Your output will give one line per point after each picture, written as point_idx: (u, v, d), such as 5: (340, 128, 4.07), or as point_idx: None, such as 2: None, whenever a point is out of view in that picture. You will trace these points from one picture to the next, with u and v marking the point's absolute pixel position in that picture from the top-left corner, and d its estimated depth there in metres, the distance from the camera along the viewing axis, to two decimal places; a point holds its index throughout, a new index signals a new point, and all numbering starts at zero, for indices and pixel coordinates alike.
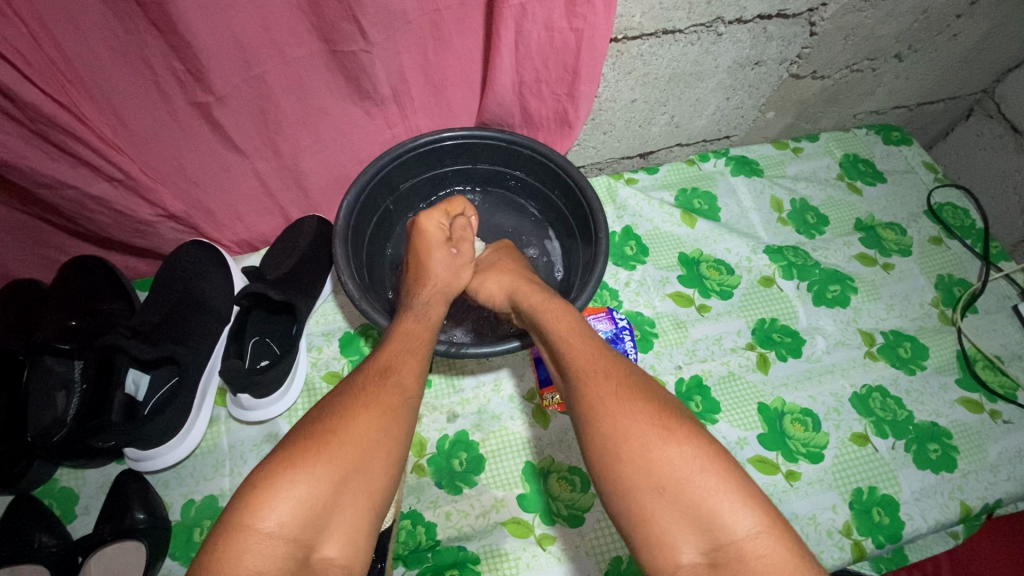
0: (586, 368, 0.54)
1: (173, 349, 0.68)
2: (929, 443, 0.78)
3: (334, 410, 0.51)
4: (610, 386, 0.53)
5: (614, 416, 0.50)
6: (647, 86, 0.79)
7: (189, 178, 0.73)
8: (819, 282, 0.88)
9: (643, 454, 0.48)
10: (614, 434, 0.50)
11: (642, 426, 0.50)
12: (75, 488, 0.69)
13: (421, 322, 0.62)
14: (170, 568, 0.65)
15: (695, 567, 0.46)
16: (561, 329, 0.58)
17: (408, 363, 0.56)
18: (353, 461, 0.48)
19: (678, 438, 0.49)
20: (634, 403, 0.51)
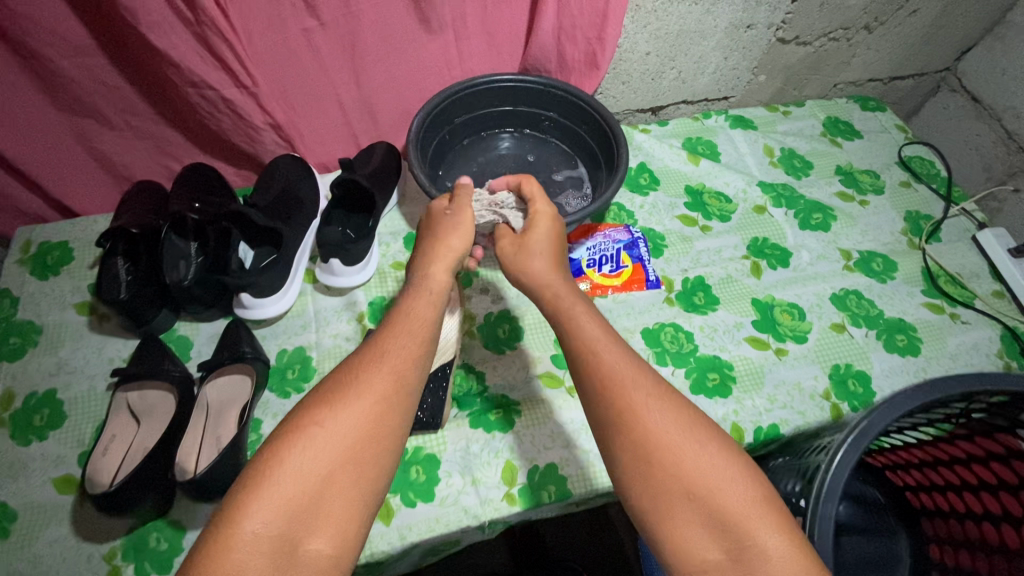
0: (615, 379, 0.56)
1: (277, 224, 0.83)
2: (896, 334, 0.92)
3: (321, 399, 0.52)
4: (643, 394, 0.55)
5: (647, 424, 0.53)
6: (659, 39, 0.98)
7: (292, 98, 0.92)
8: (804, 210, 1.04)
9: (674, 460, 0.51)
10: (648, 441, 0.52)
11: (675, 435, 0.52)
12: (190, 337, 0.85)
13: (425, 302, 0.63)
14: (269, 398, 0.80)
15: (719, 565, 0.48)
16: (586, 333, 0.60)
17: (401, 350, 0.57)
18: (348, 451, 0.50)
19: (716, 445, 0.52)
20: (667, 409, 0.54)
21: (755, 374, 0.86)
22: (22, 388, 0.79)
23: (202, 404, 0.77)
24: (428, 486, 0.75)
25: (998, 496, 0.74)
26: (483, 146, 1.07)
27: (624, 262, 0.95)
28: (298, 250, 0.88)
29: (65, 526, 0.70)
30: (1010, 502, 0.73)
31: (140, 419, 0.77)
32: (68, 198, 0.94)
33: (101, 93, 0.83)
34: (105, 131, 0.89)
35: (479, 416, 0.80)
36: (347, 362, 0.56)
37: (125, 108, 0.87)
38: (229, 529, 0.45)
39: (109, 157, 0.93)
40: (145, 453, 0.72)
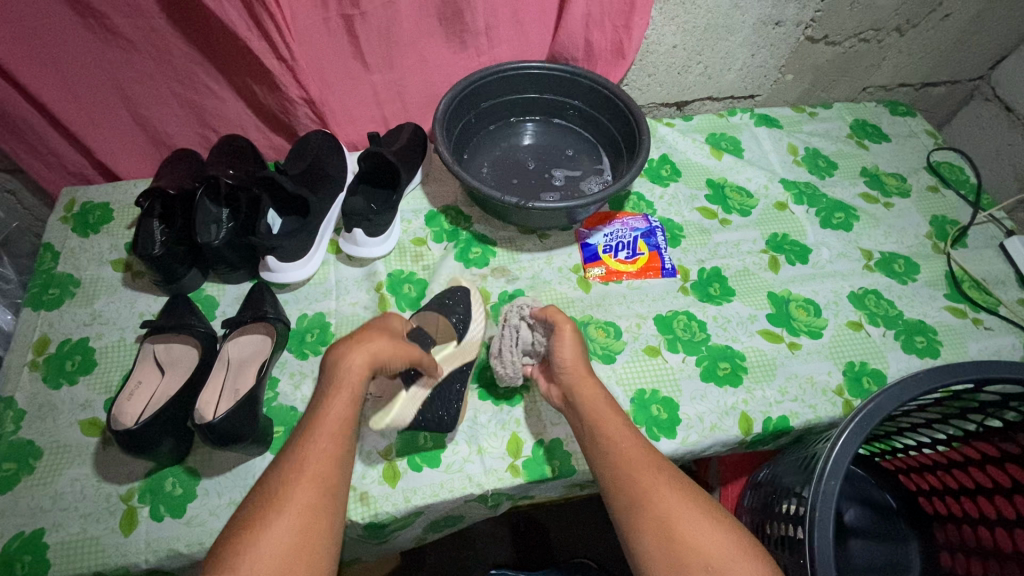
0: (635, 461, 0.63)
1: (304, 192, 0.87)
2: (915, 336, 0.90)
3: (259, 515, 0.54)
4: (661, 477, 0.61)
5: (666, 502, 0.59)
6: (686, 33, 0.99)
7: (326, 75, 0.95)
8: (826, 209, 1.04)
9: (692, 539, 0.56)
10: (668, 518, 0.58)
11: (689, 516, 0.58)
12: (216, 297, 0.88)
13: (346, 401, 0.62)
14: (286, 359, 0.83)
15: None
16: (610, 424, 0.66)
17: (330, 451, 0.59)
18: (289, 555, 0.52)
19: (722, 523, 0.58)
20: (677, 488, 0.60)
21: (767, 365, 0.86)
22: (57, 335, 0.84)
23: (223, 358, 0.80)
24: (435, 454, 0.76)
25: (1012, 500, 0.72)
26: (508, 131, 1.09)
27: (641, 250, 0.96)
28: (324, 220, 0.91)
29: (86, 466, 0.73)
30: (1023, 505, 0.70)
31: (164, 368, 0.80)
32: (112, 162, 0.99)
33: (150, 61, 0.88)
34: (151, 98, 0.94)
35: (488, 390, 0.81)
36: (271, 474, 0.58)
37: (170, 76, 0.91)
38: None
39: (152, 124, 0.97)
40: (166, 400, 0.75)
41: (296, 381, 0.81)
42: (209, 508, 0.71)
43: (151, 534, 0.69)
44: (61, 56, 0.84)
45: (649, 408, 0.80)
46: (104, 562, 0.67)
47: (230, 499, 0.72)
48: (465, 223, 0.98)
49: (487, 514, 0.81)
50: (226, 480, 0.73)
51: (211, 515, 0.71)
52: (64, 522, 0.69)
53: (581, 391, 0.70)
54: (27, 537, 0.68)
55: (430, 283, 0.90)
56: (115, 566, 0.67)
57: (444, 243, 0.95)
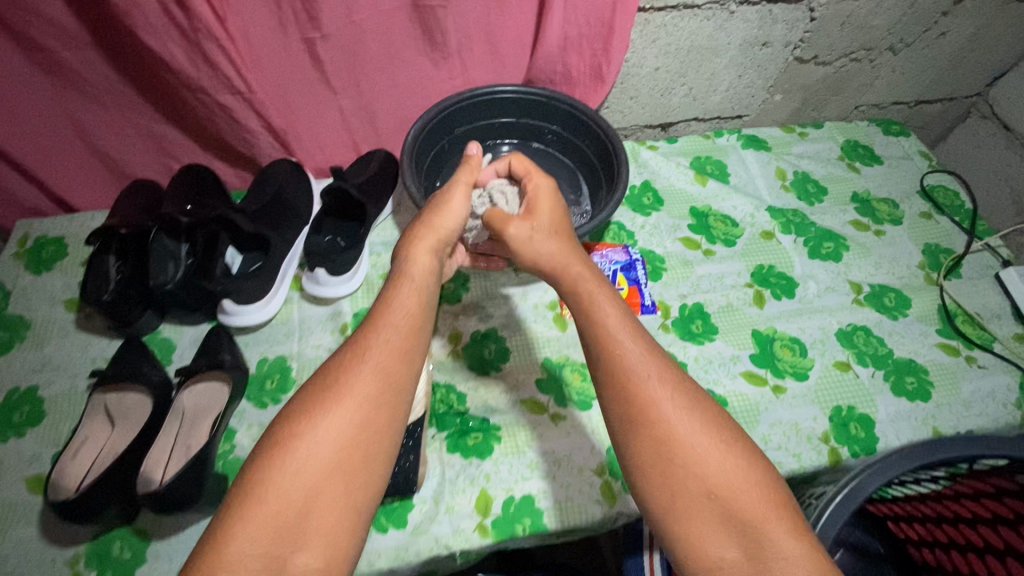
0: (639, 380, 0.57)
1: (266, 231, 0.83)
2: (906, 377, 0.87)
3: (296, 415, 0.54)
4: (663, 389, 0.57)
5: (669, 420, 0.55)
6: (668, 55, 0.95)
7: (289, 102, 0.90)
8: (815, 238, 1.00)
9: (693, 458, 0.53)
10: (667, 436, 0.54)
11: (703, 437, 0.54)
12: (173, 339, 0.84)
13: (414, 291, 0.63)
14: (245, 408, 0.79)
15: (736, 561, 0.50)
16: (609, 325, 0.60)
17: (391, 360, 0.58)
18: (324, 466, 0.52)
19: (734, 446, 0.55)
20: (688, 411, 0.56)
21: (749, 410, 0.82)
22: (5, 382, 0.80)
23: (178, 411, 0.76)
24: (400, 512, 0.72)
25: (1004, 562, 0.67)
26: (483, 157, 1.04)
27: (620, 284, 0.91)
28: (287, 257, 0.87)
29: (30, 527, 0.70)
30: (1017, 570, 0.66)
31: (114, 420, 0.76)
32: (66, 193, 0.95)
33: (102, 90, 0.83)
34: (105, 128, 0.89)
35: (456, 440, 0.77)
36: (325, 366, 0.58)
37: (124, 106, 0.87)
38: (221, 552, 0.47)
39: (108, 154, 0.93)
40: (114, 457, 0.71)
41: (254, 433, 0.77)
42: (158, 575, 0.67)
43: None
44: (4, 88, 0.79)
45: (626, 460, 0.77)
46: None
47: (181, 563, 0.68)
48: None
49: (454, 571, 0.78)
50: (177, 542, 0.70)
51: None
52: None
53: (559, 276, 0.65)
54: None
55: None
56: None
57: None
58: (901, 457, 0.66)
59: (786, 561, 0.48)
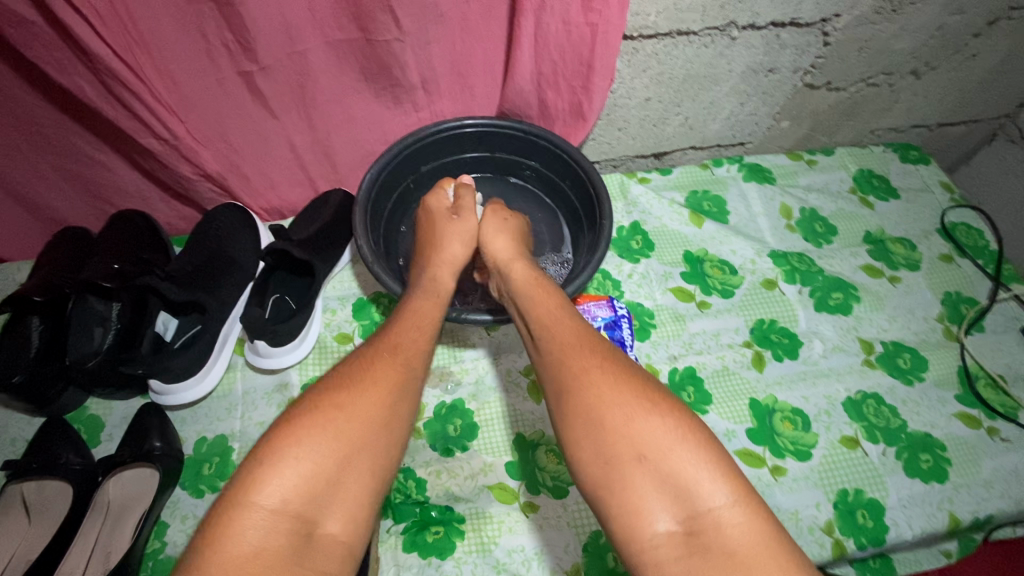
0: (566, 348, 0.56)
1: (199, 295, 0.73)
2: (921, 453, 0.78)
3: (337, 381, 0.52)
4: (593, 359, 0.54)
5: (594, 394, 0.52)
6: (662, 85, 0.84)
7: (231, 143, 0.80)
8: (822, 289, 0.90)
9: (622, 428, 0.50)
10: (594, 405, 0.51)
11: (629, 402, 0.51)
12: (102, 416, 0.75)
13: (430, 300, 0.64)
14: (179, 497, 0.71)
15: (670, 539, 0.46)
16: (542, 314, 0.61)
17: (414, 339, 0.58)
18: (361, 437, 0.49)
19: (659, 409, 0.50)
20: (614, 377, 0.53)
21: None
22: None
23: (101, 506, 0.68)
24: None
25: None
26: None
27: None
28: (228, 318, 0.78)
29: None
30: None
31: (32, 515, 0.68)
32: None
33: (14, 131, 0.74)
34: (23, 173, 0.79)
35: (414, 535, 0.69)
36: (365, 349, 0.57)
37: (43, 147, 0.77)
38: (242, 508, 0.44)
39: (32, 200, 0.83)
40: (28, 566, 0.64)
41: (186, 529, 0.69)
42: None
43: None
44: None
45: (604, 560, 0.69)
46: None
47: None
48: None
49: None
50: None
51: None
52: None
53: (512, 270, 0.68)
54: None
55: None
56: None
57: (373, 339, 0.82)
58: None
59: (726, 546, 0.44)
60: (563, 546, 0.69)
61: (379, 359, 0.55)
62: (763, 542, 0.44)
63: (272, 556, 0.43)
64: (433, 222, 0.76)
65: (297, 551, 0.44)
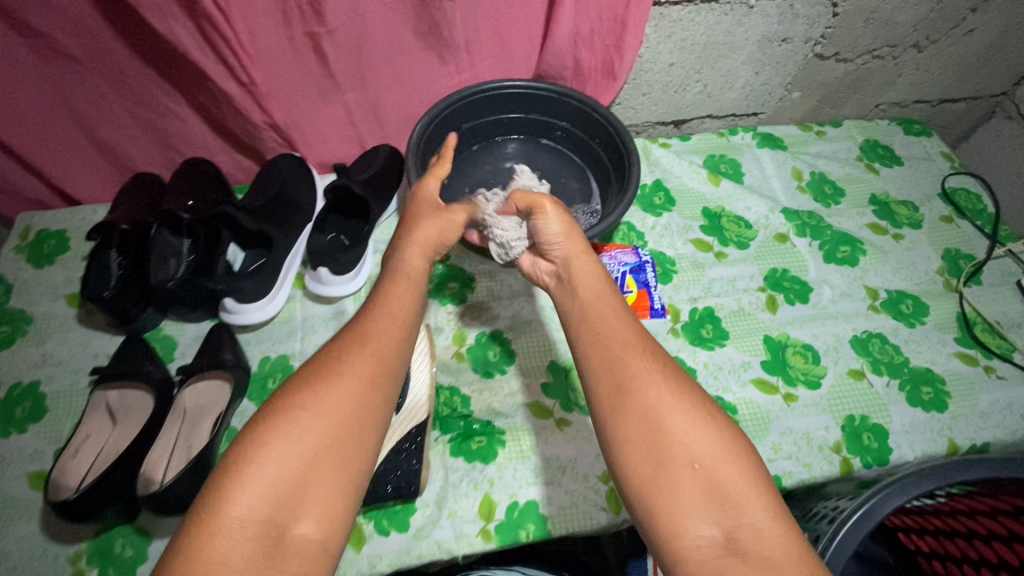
0: (625, 352, 0.57)
1: (268, 227, 0.81)
2: (922, 386, 0.84)
3: (296, 384, 0.52)
4: (653, 366, 0.56)
5: (651, 400, 0.54)
6: (684, 50, 0.92)
7: (292, 97, 0.88)
8: (830, 242, 0.97)
9: (680, 436, 0.52)
10: (652, 408, 0.53)
11: (683, 411, 0.53)
12: (175, 337, 0.83)
13: (401, 284, 0.62)
14: (247, 407, 0.78)
15: (711, 541, 0.48)
16: (601, 316, 0.61)
17: (382, 334, 0.56)
18: (331, 433, 0.49)
19: (717, 423, 0.53)
20: (673, 384, 0.55)
21: (760, 420, 0.80)
22: (5, 377, 0.79)
23: (179, 410, 0.76)
24: (403, 516, 0.72)
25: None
26: (493, 153, 1.01)
27: (629, 287, 0.90)
28: (290, 253, 0.86)
29: (34, 522, 0.71)
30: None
31: (116, 418, 0.76)
32: (70, 187, 0.94)
33: (102, 80, 0.81)
34: (105, 121, 0.87)
35: (460, 444, 0.76)
36: (335, 342, 0.56)
37: (126, 98, 0.85)
38: (213, 516, 0.45)
39: (110, 148, 0.91)
40: (115, 457, 0.71)
41: None
42: None
43: None
44: (3, 77, 0.77)
45: None
46: None
47: None
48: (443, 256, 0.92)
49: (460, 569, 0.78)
50: None
51: None
52: None
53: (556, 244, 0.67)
54: None
55: None
56: None
57: None
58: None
59: (762, 552, 0.46)
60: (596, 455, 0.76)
61: (342, 357, 0.54)
62: (797, 551, 0.46)
63: (247, 562, 0.44)
64: (417, 201, 0.71)
65: (270, 553, 0.45)
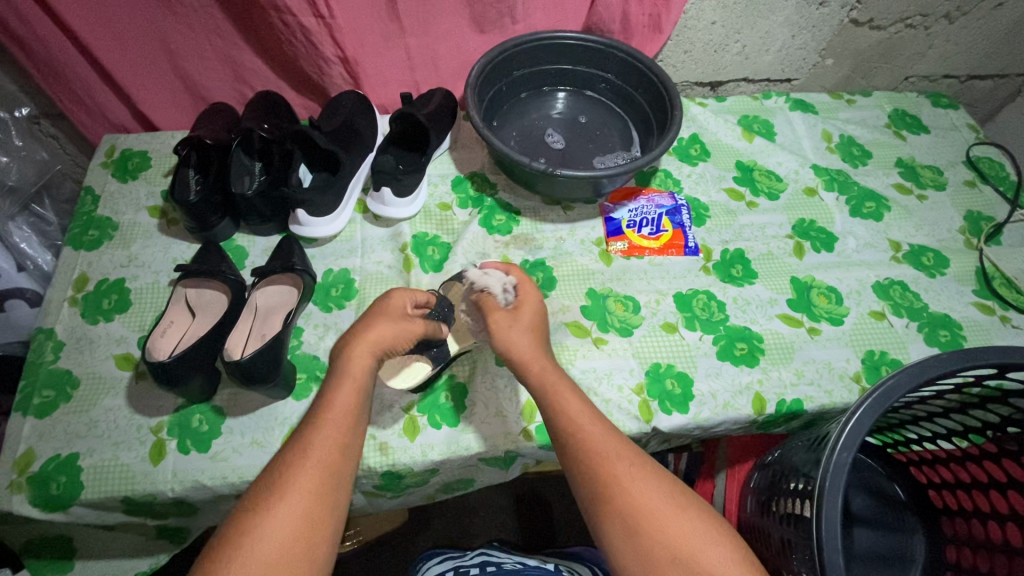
0: (601, 453, 0.63)
1: (337, 149, 0.88)
2: (940, 329, 0.89)
3: (263, 492, 0.56)
4: (626, 468, 0.62)
5: (628, 495, 0.60)
6: (726, 9, 0.98)
7: (359, 37, 0.95)
8: (856, 198, 1.02)
9: (658, 531, 0.57)
10: (631, 511, 0.59)
11: (661, 506, 0.59)
12: (246, 247, 0.92)
13: (352, 389, 0.64)
14: (311, 310, 0.86)
15: None
16: (572, 410, 0.66)
17: (339, 434, 0.61)
18: (309, 511, 0.55)
19: (687, 512, 0.59)
20: (645, 479, 0.61)
21: (785, 349, 0.86)
22: (95, 274, 0.88)
23: (251, 306, 0.82)
24: (453, 412, 0.79)
25: (1006, 495, 0.71)
26: (540, 101, 1.07)
27: (665, 227, 0.96)
28: (354, 177, 0.93)
29: (120, 398, 0.78)
30: (1018, 501, 0.69)
31: (195, 311, 0.83)
32: (151, 113, 1.02)
33: (190, 12, 0.88)
34: (188, 52, 0.95)
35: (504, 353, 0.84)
36: (295, 438, 0.61)
37: (208, 30, 0.92)
38: None
39: (190, 79, 0.99)
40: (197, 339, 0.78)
41: (319, 332, 0.84)
42: (233, 446, 0.76)
43: (178, 465, 0.74)
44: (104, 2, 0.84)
45: (663, 381, 0.81)
46: (134, 487, 0.72)
47: (253, 438, 0.76)
48: (490, 190, 0.99)
49: (500, 473, 0.84)
50: (250, 420, 0.78)
51: (235, 452, 0.75)
52: (97, 448, 0.74)
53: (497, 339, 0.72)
54: (62, 459, 0.73)
55: (453, 247, 0.93)
56: (144, 491, 0.72)
57: (469, 209, 0.97)
58: (938, 360, 0.61)
59: None
60: (632, 369, 0.83)
61: (300, 462, 0.58)
62: None
63: None
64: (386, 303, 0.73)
65: None
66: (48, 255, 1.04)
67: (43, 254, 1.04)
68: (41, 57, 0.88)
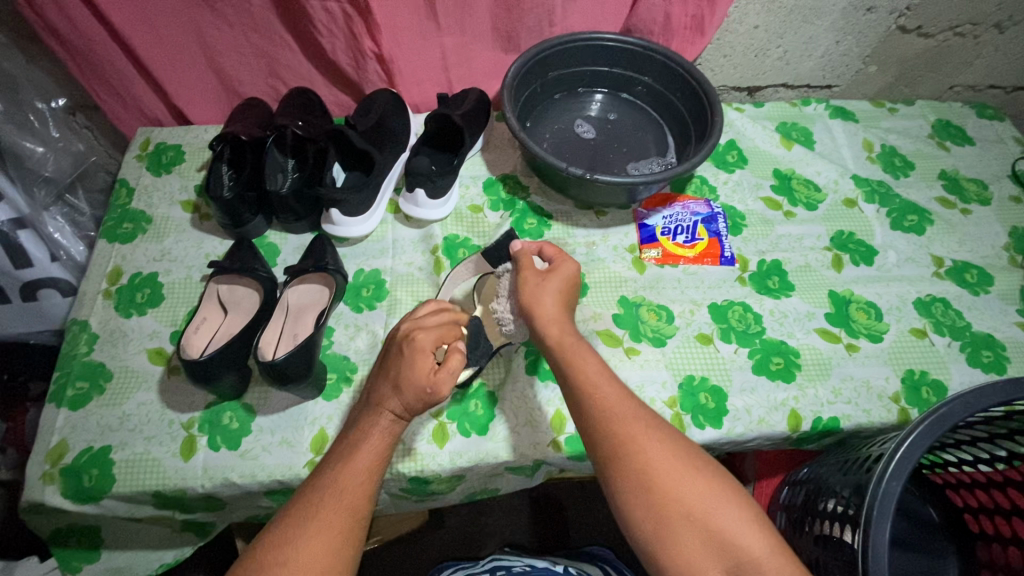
0: (616, 410, 0.60)
1: (372, 149, 0.87)
2: (982, 350, 0.86)
3: (288, 519, 0.56)
4: (643, 427, 0.59)
5: (645, 456, 0.57)
6: (771, 13, 0.96)
7: (396, 34, 0.94)
8: (898, 210, 0.99)
9: (672, 491, 0.55)
10: (645, 469, 0.56)
11: (679, 469, 0.56)
12: (278, 245, 0.91)
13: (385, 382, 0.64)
14: (343, 310, 0.86)
15: None
16: (586, 371, 0.63)
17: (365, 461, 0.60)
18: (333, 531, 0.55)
19: (702, 467, 0.57)
20: (660, 439, 0.58)
21: (821, 365, 0.83)
22: (129, 267, 0.88)
23: (283, 305, 0.82)
24: (483, 421, 0.78)
25: None
26: (574, 102, 1.06)
27: (700, 235, 0.94)
28: (386, 176, 0.92)
29: (152, 392, 0.79)
30: None
31: (227, 308, 0.83)
32: (185, 107, 1.02)
33: (228, 7, 0.87)
34: (225, 47, 0.94)
35: (534, 363, 0.82)
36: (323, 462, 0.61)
37: (247, 26, 0.91)
38: None
39: (225, 73, 0.99)
40: (230, 337, 0.79)
41: (350, 332, 0.84)
42: (262, 444, 0.75)
43: (208, 461, 0.74)
44: None
45: (696, 396, 0.80)
46: (165, 482, 0.72)
47: (282, 437, 0.76)
48: (522, 193, 0.98)
49: (524, 480, 0.83)
50: (279, 419, 0.77)
51: (264, 451, 0.75)
52: (130, 442, 0.75)
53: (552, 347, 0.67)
54: (95, 451, 0.74)
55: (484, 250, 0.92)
56: (174, 487, 0.72)
57: (500, 211, 0.96)
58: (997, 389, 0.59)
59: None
60: (666, 381, 0.81)
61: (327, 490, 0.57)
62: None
63: None
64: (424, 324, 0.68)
65: None
66: (80, 245, 1.03)
67: (76, 244, 1.02)
68: (80, 48, 0.88)
